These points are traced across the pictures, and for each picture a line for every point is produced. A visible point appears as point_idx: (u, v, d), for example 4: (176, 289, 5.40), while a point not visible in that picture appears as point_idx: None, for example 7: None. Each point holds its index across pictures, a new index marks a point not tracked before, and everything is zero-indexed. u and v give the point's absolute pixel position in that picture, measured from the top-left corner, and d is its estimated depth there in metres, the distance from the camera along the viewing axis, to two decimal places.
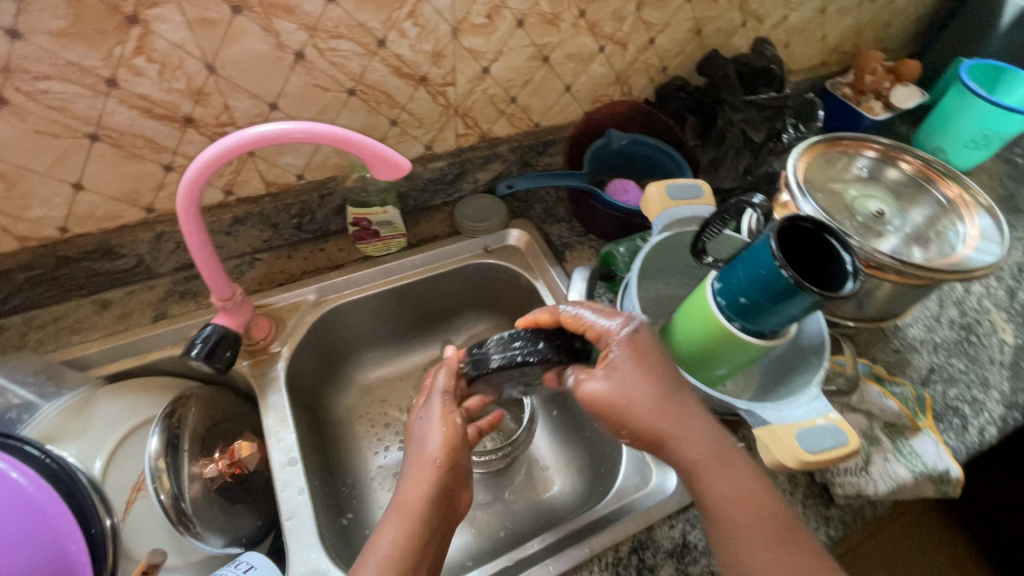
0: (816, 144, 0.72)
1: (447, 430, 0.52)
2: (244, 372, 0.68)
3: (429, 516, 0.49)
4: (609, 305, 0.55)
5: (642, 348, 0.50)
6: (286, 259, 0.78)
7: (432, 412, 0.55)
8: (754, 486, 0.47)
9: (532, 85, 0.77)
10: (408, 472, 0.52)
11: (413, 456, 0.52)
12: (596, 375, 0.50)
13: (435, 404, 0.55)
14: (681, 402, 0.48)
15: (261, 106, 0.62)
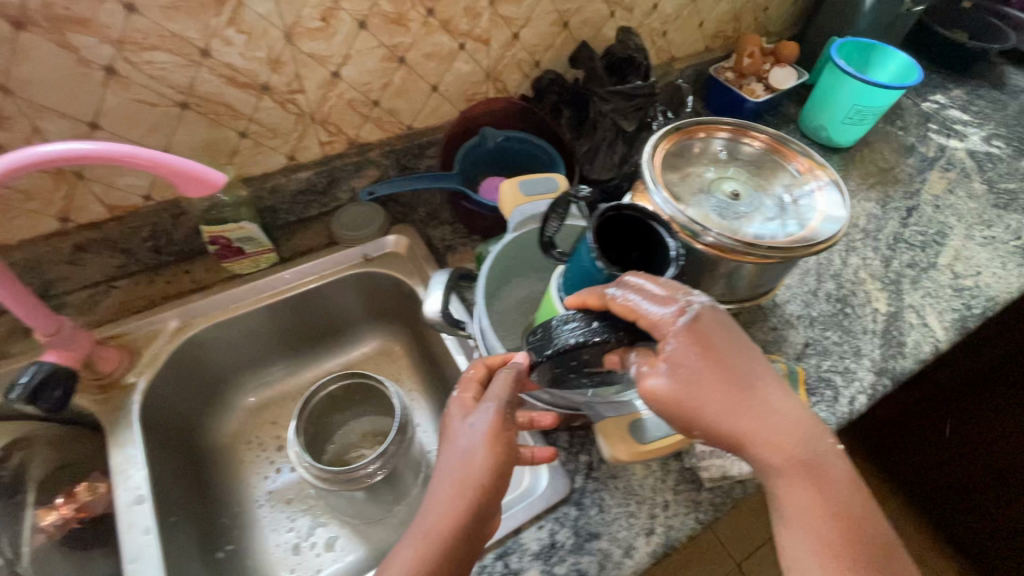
0: (671, 132, 0.72)
1: (492, 452, 0.48)
2: (90, 408, 0.63)
3: (456, 531, 0.46)
4: (664, 279, 0.46)
5: (707, 336, 0.45)
6: (147, 284, 0.74)
7: (478, 419, 0.50)
8: (793, 486, 0.43)
9: (393, 87, 0.76)
10: (443, 490, 0.48)
11: (455, 465, 0.48)
12: (658, 371, 0.44)
13: (489, 413, 0.50)
14: (765, 398, 0.44)
15: (79, 126, 0.58)
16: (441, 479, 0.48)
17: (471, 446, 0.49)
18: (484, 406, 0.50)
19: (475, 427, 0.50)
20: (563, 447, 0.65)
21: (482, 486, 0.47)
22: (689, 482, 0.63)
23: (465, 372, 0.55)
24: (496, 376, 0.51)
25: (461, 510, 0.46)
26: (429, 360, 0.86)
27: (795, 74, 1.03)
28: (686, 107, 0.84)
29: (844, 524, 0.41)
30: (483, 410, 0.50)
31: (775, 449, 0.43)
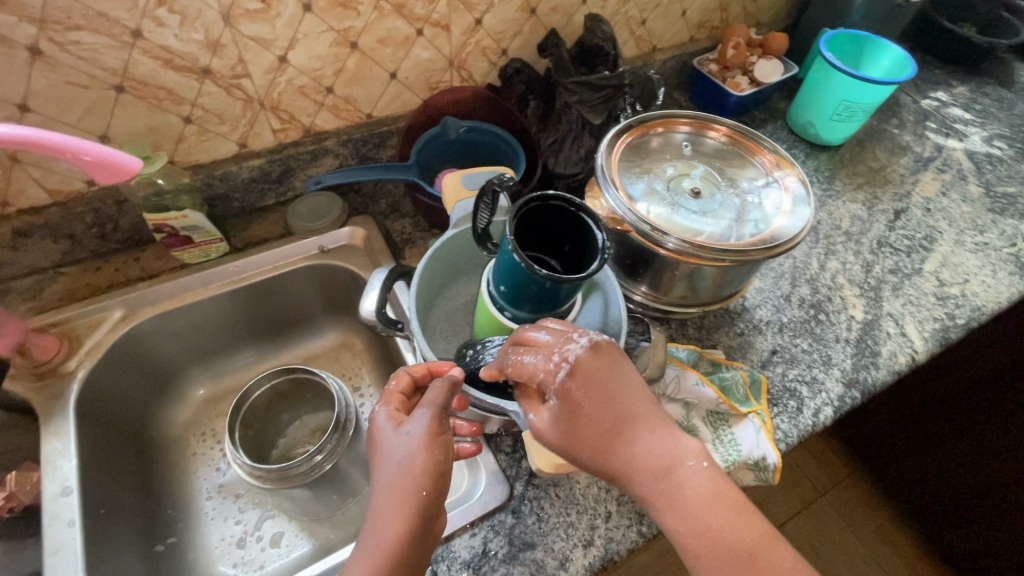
0: (628, 128, 0.69)
1: (433, 454, 0.46)
2: (28, 396, 0.63)
3: (409, 536, 0.44)
4: (553, 323, 0.46)
5: (590, 373, 0.44)
6: (94, 271, 0.73)
7: (414, 428, 0.48)
8: (661, 508, 0.42)
9: (347, 74, 0.73)
10: (384, 496, 0.45)
11: (393, 475, 0.46)
12: (541, 416, 0.46)
13: (425, 419, 0.48)
14: (634, 423, 0.45)
15: (7, 108, 0.57)
16: (382, 489, 0.46)
17: (411, 454, 0.46)
18: (419, 413, 0.48)
19: (410, 436, 0.47)
20: (505, 452, 0.63)
21: (432, 493, 0.45)
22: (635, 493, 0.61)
23: (387, 385, 0.53)
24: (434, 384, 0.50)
25: (414, 517, 0.44)
26: (386, 356, 0.83)
27: (782, 66, 0.98)
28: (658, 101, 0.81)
29: (717, 543, 0.40)
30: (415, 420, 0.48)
31: (648, 478, 0.43)
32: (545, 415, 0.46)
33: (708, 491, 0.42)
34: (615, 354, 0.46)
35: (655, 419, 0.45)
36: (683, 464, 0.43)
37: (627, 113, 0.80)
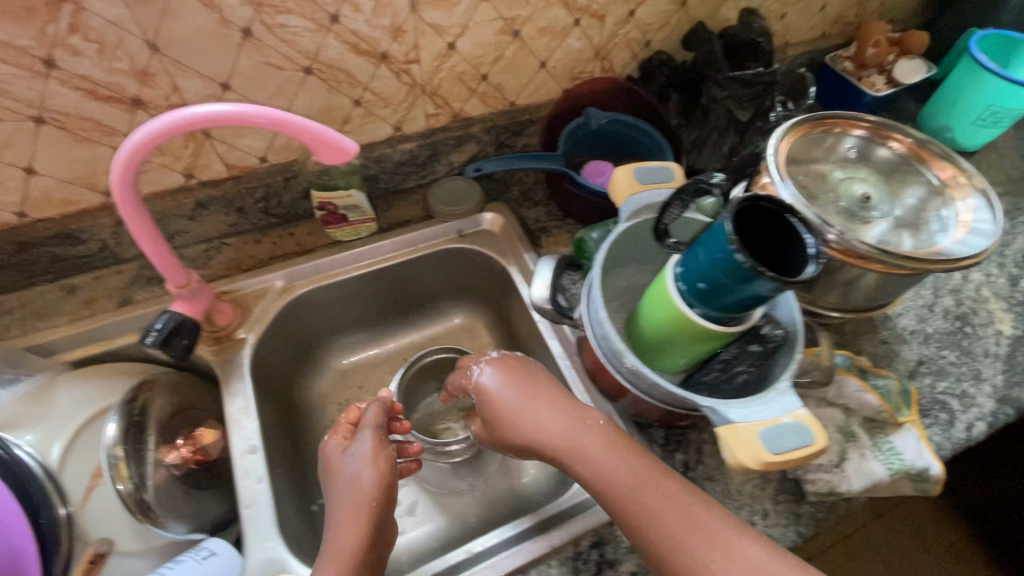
0: (804, 121, 0.66)
1: (380, 467, 0.55)
2: (209, 359, 0.68)
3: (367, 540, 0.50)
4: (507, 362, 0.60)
5: (521, 374, 0.59)
6: (255, 244, 0.77)
7: (360, 445, 0.57)
8: (647, 504, 0.47)
9: (503, 62, 0.74)
10: (342, 512, 0.52)
11: (347, 492, 0.53)
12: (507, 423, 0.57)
13: (367, 440, 0.56)
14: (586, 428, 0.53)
15: (213, 86, 0.60)
16: (340, 498, 0.54)
17: (372, 467, 0.54)
18: (362, 436, 0.57)
19: (358, 449, 0.56)
20: (659, 443, 0.65)
21: (365, 502, 0.52)
22: (789, 493, 0.61)
23: (338, 418, 0.62)
24: (370, 409, 0.61)
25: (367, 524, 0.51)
26: (511, 341, 0.86)
27: (924, 65, 0.94)
28: (808, 99, 0.78)
29: (671, 548, 0.45)
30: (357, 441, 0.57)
31: (618, 482, 0.49)
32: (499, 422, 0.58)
33: (677, 505, 0.46)
34: (551, 386, 0.58)
35: (576, 424, 0.53)
36: (602, 470, 0.50)
37: (777, 111, 0.78)
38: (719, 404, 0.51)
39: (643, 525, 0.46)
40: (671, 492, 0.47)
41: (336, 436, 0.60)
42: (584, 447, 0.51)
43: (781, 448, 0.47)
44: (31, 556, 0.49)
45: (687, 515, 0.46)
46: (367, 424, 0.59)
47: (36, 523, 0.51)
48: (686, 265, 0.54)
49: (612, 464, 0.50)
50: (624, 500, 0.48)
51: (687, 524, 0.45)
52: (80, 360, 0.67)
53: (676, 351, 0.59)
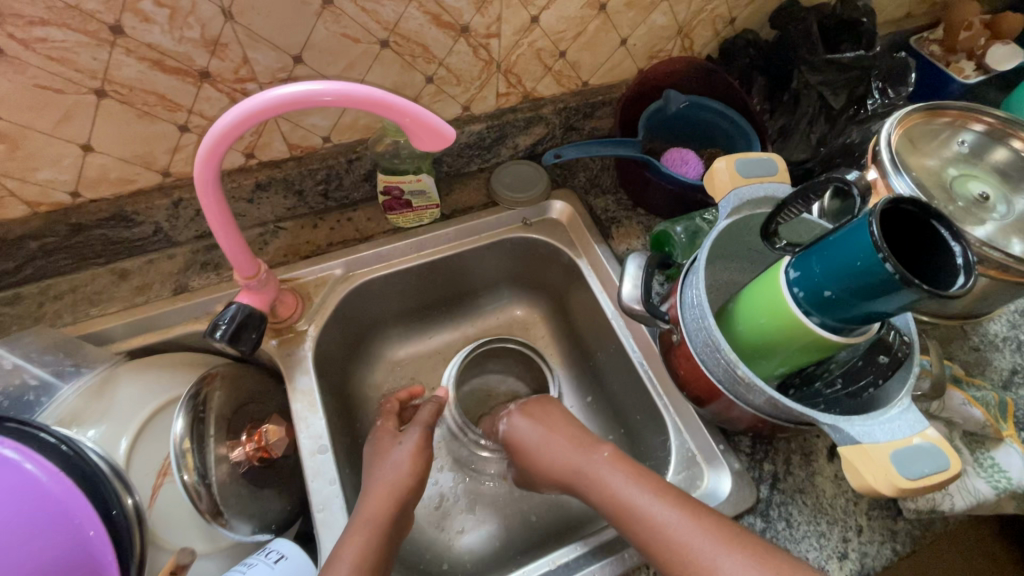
0: (917, 110, 0.63)
1: (416, 458, 0.58)
2: (271, 351, 0.65)
3: (386, 529, 0.52)
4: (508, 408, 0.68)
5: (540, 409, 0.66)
6: (312, 229, 0.72)
7: (411, 431, 0.60)
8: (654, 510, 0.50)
9: (584, 38, 0.67)
10: (374, 489, 0.55)
11: (381, 475, 0.56)
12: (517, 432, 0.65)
13: (415, 435, 0.59)
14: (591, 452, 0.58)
15: (284, 59, 0.55)
16: (373, 481, 0.56)
17: (411, 446, 0.59)
18: (411, 430, 0.60)
19: (404, 435, 0.60)
20: (745, 452, 0.62)
21: (399, 476, 0.56)
22: (884, 508, 0.59)
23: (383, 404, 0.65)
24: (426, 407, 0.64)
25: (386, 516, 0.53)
26: (574, 336, 0.82)
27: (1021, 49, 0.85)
28: (908, 87, 0.72)
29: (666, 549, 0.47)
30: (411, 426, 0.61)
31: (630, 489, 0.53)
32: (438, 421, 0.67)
33: (677, 511, 0.49)
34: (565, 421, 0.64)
35: (584, 453, 0.59)
36: (612, 487, 0.54)
37: (873, 99, 0.72)
38: (840, 421, 0.47)
39: (654, 528, 0.49)
40: (671, 498, 0.50)
41: (391, 417, 0.63)
42: (590, 469, 0.57)
43: (916, 474, 0.43)
44: (108, 562, 0.44)
45: (676, 518, 0.48)
46: (418, 421, 0.62)
47: (107, 516, 0.46)
48: (804, 271, 0.50)
49: (620, 483, 0.53)
50: (641, 513, 0.50)
51: (691, 523, 0.48)
52: (136, 350, 0.64)
53: (778, 359, 0.56)
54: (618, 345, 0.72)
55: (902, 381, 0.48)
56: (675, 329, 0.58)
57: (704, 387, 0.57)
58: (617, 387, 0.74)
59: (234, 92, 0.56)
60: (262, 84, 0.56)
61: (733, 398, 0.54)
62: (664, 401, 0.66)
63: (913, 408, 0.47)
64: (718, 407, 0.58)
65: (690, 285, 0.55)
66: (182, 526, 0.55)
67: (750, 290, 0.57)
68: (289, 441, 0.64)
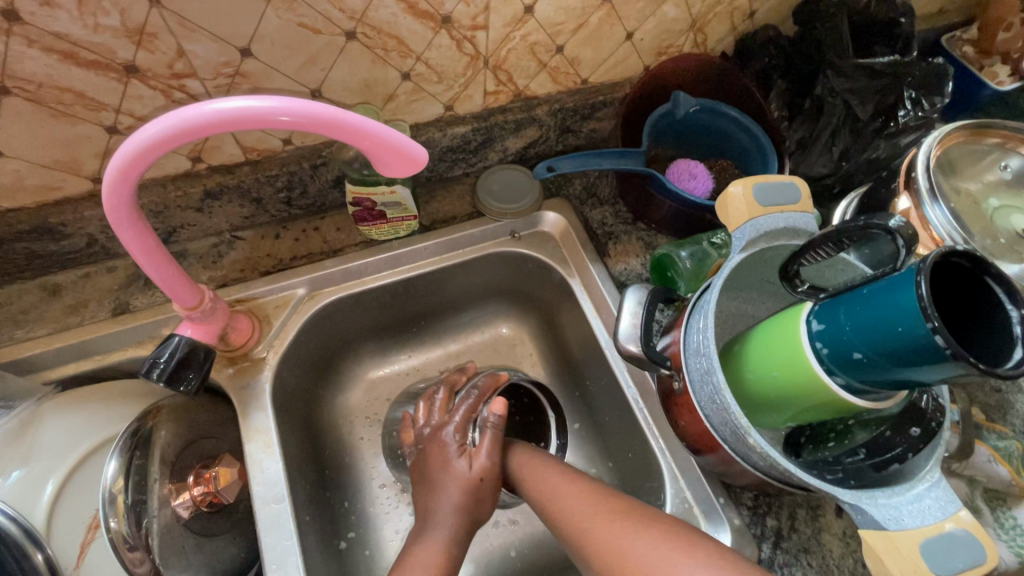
0: (960, 128, 0.56)
1: (489, 465, 0.55)
2: (224, 382, 0.58)
3: (448, 554, 0.51)
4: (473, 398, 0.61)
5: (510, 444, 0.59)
6: (273, 240, 0.65)
7: (480, 457, 0.55)
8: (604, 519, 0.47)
9: (585, 31, 0.58)
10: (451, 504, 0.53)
11: (456, 493, 0.54)
12: (482, 450, 0.56)
13: (489, 450, 0.56)
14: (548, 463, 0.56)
15: (229, 52, 0.46)
16: (441, 506, 0.54)
17: (480, 473, 0.55)
18: (485, 456, 0.55)
19: (473, 461, 0.55)
20: (747, 506, 0.57)
21: (463, 504, 0.54)
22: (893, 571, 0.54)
23: (444, 432, 0.58)
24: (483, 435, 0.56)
25: (446, 541, 0.52)
26: (564, 359, 0.75)
27: None
28: (944, 97, 0.65)
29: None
30: (479, 449, 0.56)
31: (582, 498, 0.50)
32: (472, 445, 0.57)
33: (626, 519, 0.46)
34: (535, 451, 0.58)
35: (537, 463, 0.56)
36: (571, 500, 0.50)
37: (904, 110, 0.65)
38: (861, 499, 0.41)
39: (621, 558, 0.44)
40: (642, 521, 0.45)
41: (454, 435, 0.57)
42: (544, 474, 0.54)
43: (948, 569, 0.38)
44: None
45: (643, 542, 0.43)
46: (486, 449, 0.56)
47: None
48: (829, 323, 0.43)
49: (586, 509, 0.48)
50: (604, 523, 0.46)
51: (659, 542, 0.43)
52: (68, 379, 0.56)
53: (787, 413, 0.50)
54: (611, 376, 0.66)
55: (932, 453, 0.43)
56: (676, 375, 0.51)
57: (703, 439, 0.51)
58: (608, 420, 0.68)
59: (172, 90, 0.47)
60: (203, 80, 0.47)
61: (736, 457, 0.48)
62: (660, 443, 0.60)
63: (942, 484, 0.41)
64: (717, 459, 0.52)
65: (696, 328, 0.48)
66: None
67: (760, 331, 0.51)
68: (243, 483, 0.57)
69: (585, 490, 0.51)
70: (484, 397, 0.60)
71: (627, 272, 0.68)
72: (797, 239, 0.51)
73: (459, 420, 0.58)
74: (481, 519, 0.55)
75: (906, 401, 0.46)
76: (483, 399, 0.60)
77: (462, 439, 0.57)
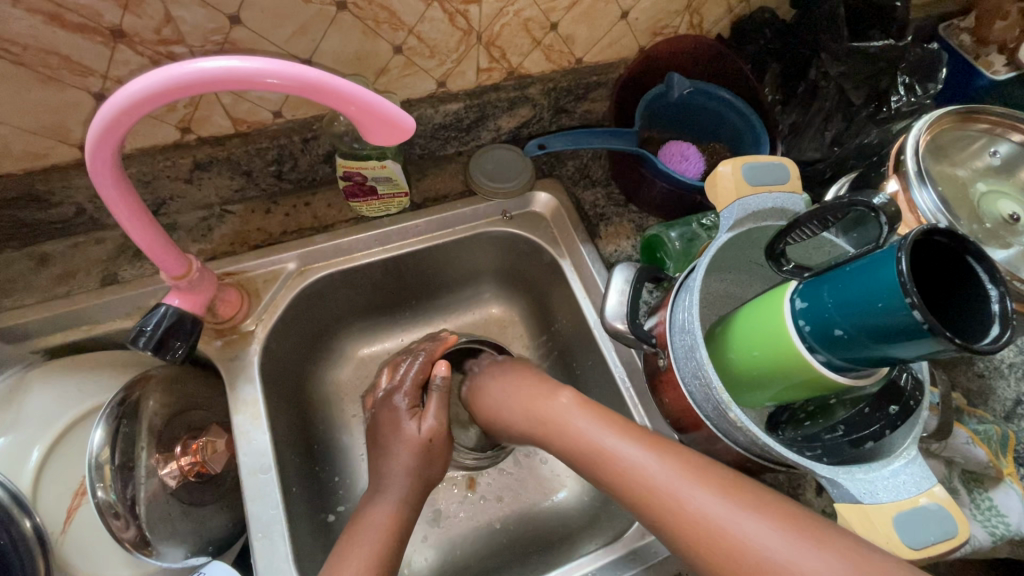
0: (951, 113, 0.56)
1: (435, 424, 0.57)
2: (213, 354, 0.58)
3: (401, 517, 0.52)
4: (423, 363, 0.62)
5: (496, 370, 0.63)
6: (264, 214, 0.65)
7: (428, 419, 0.58)
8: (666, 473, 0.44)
9: (579, 9, 0.58)
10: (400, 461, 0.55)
11: (407, 455, 0.56)
12: (427, 414, 0.58)
13: (434, 406, 0.58)
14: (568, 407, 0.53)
15: (218, 19, 0.46)
16: (397, 468, 0.55)
17: (429, 434, 0.57)
18: (430, 420, 0.57)
19: (422, 423, 0.57)
20: None
21: (415, 465, 0.55)
22: None
23: (397, 400, 0.60)
24: (431, 400, 0.59)
25: (398, 504, 0.53)
26: (554, 338, 0.75)
27: None
28: (938, 84, 0.64)
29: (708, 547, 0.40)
30: (427, 411, 0.58)
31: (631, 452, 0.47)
32: (428, 418, 0.58)
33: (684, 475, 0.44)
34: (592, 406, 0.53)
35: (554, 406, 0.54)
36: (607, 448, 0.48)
37: (897, 95, 0.65)
38: (839, 474, 0.42)
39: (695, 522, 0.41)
40: (704, 475, 0.43)
41: (404, 399, 0.60)
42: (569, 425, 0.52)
43: (920, 542, 0.39)
44: None
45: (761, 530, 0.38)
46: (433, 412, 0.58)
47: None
48: (813, 301, 0.43)
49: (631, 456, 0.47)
50: (652, 487, 0.44)
51: (711, 490, 0.42)
52: (57, 348, 0.57)
53: (766, 392, 0.50)
54: (600, 357, 0.66)
55: (909, 431, 0.43)
56: (662, 352, 0.52)
57: (688, 416, 0.51)
58: (597, 400, 0.69)
59: (160, 57, 0.47)
60: (191, 47, 0.47)
61: (719, 434, 0.49)
62: (646, 423, 0.61)
63: (917, 461, 0.42)
64: (701, 437, 0.52)
65: (681, 306, 0.49)
66: (99, 552, 0.50)
67: (746, 310, 0.51)
68: (230, 453, 0.58)
69: (662, 458, 0.45)
70: (433, 358, 0.63)
71: (617, 254, 0.69)
72: (784, 220, 0.51)
73: (409, 385, 0.61)
74: (434, 481, 0.57)
75: (885, 379, 0.46)
76: (431, 362, 0.63)
77: (412, 403, 0.60)
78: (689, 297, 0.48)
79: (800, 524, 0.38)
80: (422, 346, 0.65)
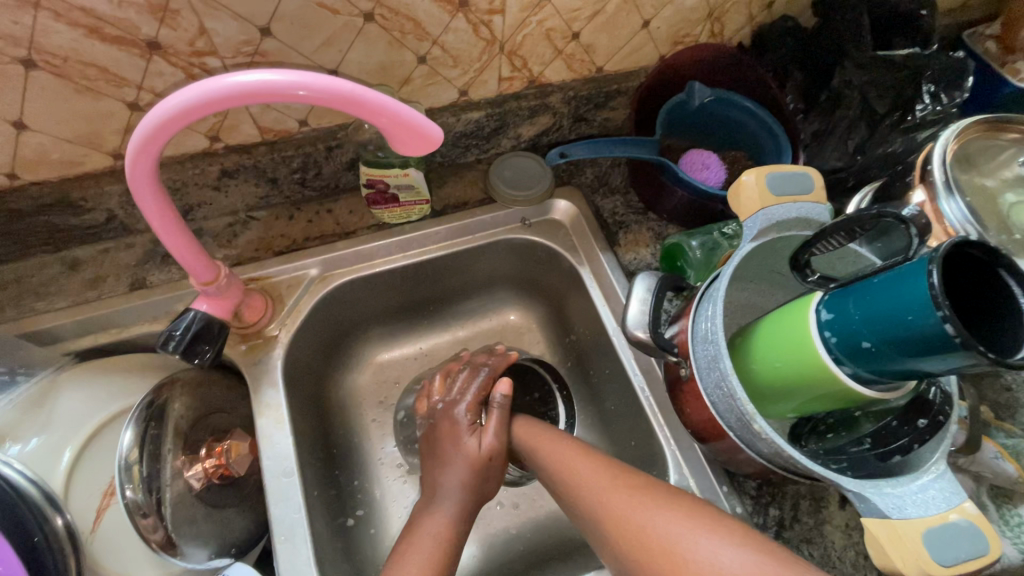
0: (978, 122, 0.56)
1: (496, 441, 0.58)
2: (237, 359, 0.59)
3: (447, 528, 0.52)
4: (484, 378, 0.62)
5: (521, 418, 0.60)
6: (287, 221, 0.66)
7: (489, 437, 0.58)
8: (635, 498, 0.47)
9: (602, 18, 0.58)
10: (458, 471, 0.56)
11: (463, 469, 0.56)
12: (489, 431, 0.58)
13: (496, 424, 0.58)
14: (545, 438, 0.57)
15: (249, 30, 0.47)
16: (441, 480, 0.55)
17: (490, 452, 0.57)
18: (494, 436, 0.58)
19: (483, 439, 0.58)
20: (750, 495, 0.57)
21: (471, 481, 0.55)
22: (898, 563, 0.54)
23: (460, 412, 0.60)
24: (491, 418, 0.59)
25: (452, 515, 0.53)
26: (572, 345, 0.75)
27: None
28: (963, 93, 0.64)
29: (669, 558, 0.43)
30: (487, 427, 0.58)
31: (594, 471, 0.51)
32: (490, 437, 0.58)
33: (648, 496, 0.47)
34: (572, 438, 0.56)
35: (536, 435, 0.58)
36: (576, 473, 0.52)
37: (922, 104, 0.64)
38: (866, 488, 0.42)
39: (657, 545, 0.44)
40: (659, 498, 0.47)
41: (466, 414, 0.60)
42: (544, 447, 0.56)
43: (951, 559, 0.38)
44: None
45: (736, 556, 0.41)
46: (495, 430, 0.58)
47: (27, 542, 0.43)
48: (839, 312, 0.43)
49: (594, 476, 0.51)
50: (623, 511, 0.47)
51: (674, 516, 0.45)
52: (86, 351, 0.58)
53: (789, 403, 0.50)
54: (619, 365, 0.66)
55: (938, 445, 0.42)
56: (683, 362, 0.52)
57: (710, 427, 0.51)
58: (615, 408, 0.68)
59: (193, 68, 0.48)
60: (223, 58, 0.48)
61: (742, 445, 0.48)
62: (666, 432, 0.61)
63: (946, 476, 0.41)
64: (723, 447, 0.52)
65: (704, 316, 0.48)
66: (126, 551, 0.50)
67: (768, 319, 0.51)
68: (253, 456, 0.58)
69: (623, 481, 0.49)
70: (495, 374, 0.63)
71: (637, 262, 0.69)
72: (808, 229, 0.51)
73: (471, 400, 0.61)
74: (488, 496, 0.57)
75: (914, 393, 0.46)
76: (491, 379, 0.63)
77: (474, 418, 0.60)
78: (712, 308, 0.48)
79: (763, 550, 0.41)
80: (483, 361, 0.65)
